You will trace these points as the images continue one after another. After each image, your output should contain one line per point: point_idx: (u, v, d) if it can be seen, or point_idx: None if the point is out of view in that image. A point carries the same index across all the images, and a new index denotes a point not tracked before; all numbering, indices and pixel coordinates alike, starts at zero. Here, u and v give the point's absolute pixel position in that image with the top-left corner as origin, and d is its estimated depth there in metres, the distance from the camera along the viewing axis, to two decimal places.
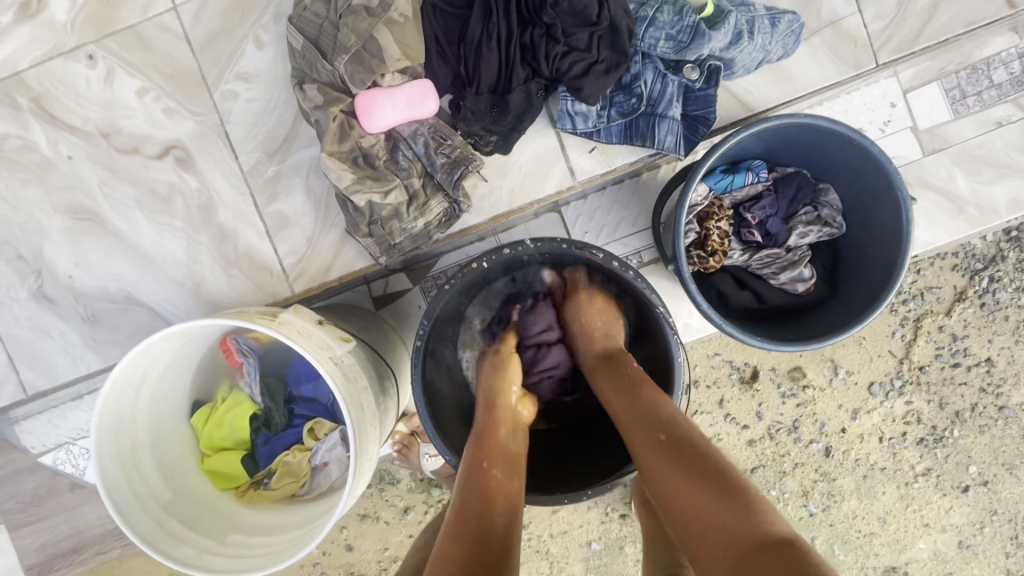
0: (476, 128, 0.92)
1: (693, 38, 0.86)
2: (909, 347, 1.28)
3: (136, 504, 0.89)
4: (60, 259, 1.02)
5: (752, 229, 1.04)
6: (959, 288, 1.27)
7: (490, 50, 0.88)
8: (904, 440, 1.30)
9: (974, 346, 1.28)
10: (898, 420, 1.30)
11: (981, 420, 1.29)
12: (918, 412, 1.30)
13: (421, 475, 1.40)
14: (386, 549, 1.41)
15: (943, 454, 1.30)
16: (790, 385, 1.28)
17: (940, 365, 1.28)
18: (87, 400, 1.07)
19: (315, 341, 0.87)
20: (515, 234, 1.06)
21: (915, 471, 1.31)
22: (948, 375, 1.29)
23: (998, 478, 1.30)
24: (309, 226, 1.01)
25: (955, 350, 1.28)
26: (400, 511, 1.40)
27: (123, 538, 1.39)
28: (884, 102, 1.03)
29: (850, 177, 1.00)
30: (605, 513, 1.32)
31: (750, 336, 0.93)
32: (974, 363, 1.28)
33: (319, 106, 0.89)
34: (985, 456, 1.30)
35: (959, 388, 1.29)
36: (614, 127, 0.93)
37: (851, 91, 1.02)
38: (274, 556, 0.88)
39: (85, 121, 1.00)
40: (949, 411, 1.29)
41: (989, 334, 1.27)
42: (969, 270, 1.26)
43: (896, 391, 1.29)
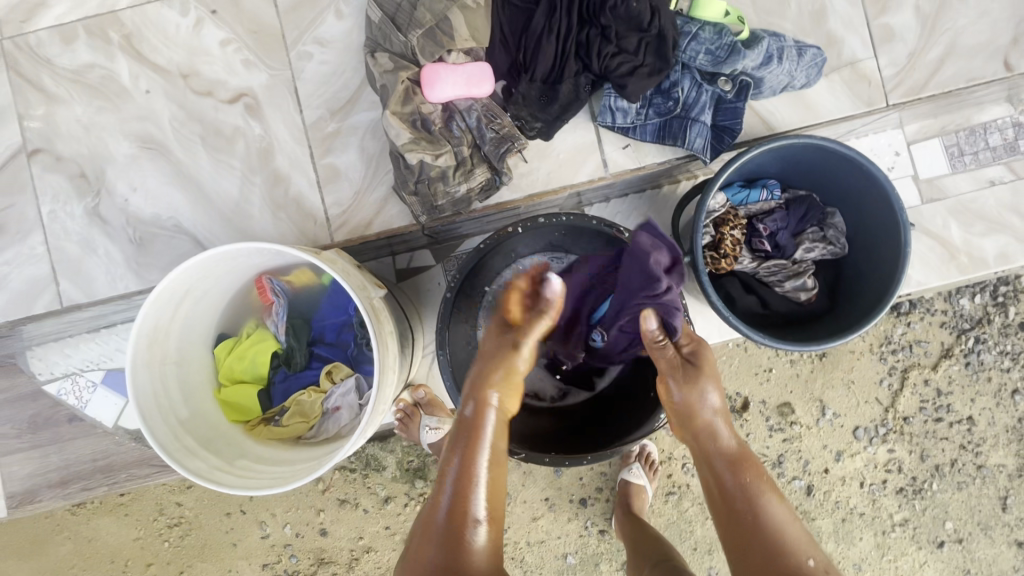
0: (524, 114, 1.02)
1: (730, 54, 0.96)
2: (894, 397, 1.34)
3: (158, 413, 0.92)
4: (119, 182, 1.08)
5: (762, 238, 1.13)
6: (946, 344, 1.34)
7: (549, 42, 0.97)
8: (883, 488, 1.35)
9: (957, 403, 1.35)
10: (879, 467, 1.35)
11: (960, 476, 1.35)
12: (900, 461, 1.35)
13: (408, 466, 1.39)
14: (361, 538, 1.41)
15: (921, 506, 1.35)
16: (778, 419, 1.34)
17: (923, 418, 1.34)
18: None
19: (355, 280, 0.94)
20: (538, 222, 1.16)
21: (893, 520, 1.35)
22: (930, 428, 1.35)
23: (973, 537, 1.35)
24: (358, 181, 1.08)
25: (939, 405, 1.34)
26: (381, 500, 1.40)
27: (112, 477, 1.37)
28: (891, 151, 1.14)
29: (853, 203, 1.10)
30: (585, 526, 1.34)
31: (753, 333, 1.00)
32: (956, 420, 1.35)
33: (388, 71, 0.99)
34: (961, 514, 1.35)
35: (940, 443, 1.35)
36: (649, 126, 1.03)
37: (863, 135, 1.14)
38: (284, 480, 0.91)
39: (167, 61, 1.09)
40: (930, 464, 1.35)
41: (971, 394, 1.35)
42: (957, 328, 1.34)
43: (879, 438, 1.35)
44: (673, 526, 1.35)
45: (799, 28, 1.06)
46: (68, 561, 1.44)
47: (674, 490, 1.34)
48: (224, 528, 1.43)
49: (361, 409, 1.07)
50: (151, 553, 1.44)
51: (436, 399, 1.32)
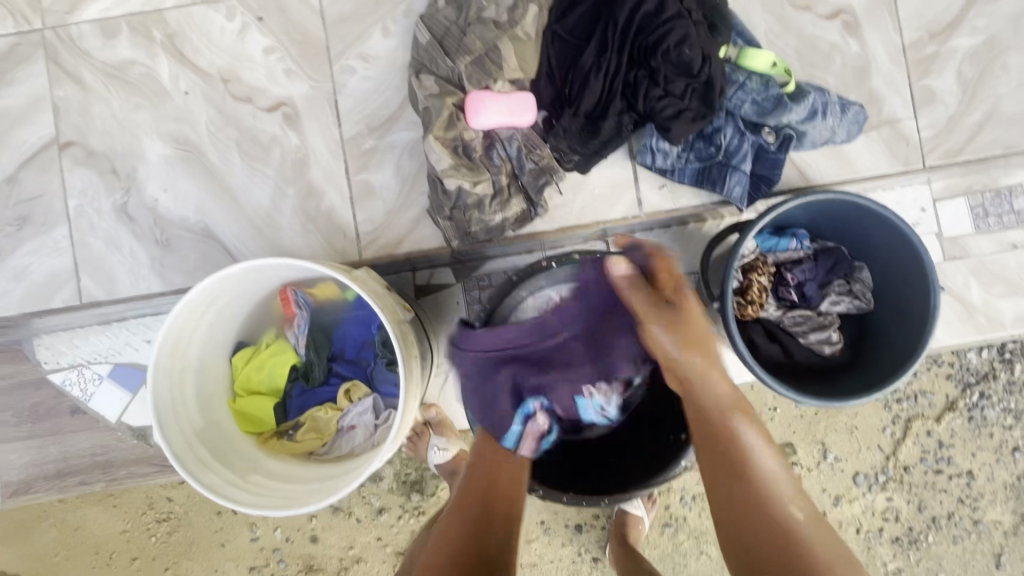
0: (563, 146, 1.01)
1: (776, 107, 0.96)
2: (896, 445, 1.34)
3: (175, 423, 0.91)
4: (150, 182, 1.07)
5: (789, 287, 1.13)
6: (951, 397, 1.34)
7: (596, 79, 0.97)
8: (879, 536, 1.36)
9: (958, 456, 1.34)
10: (877, 515, 1.35)
11: (956, 530, 1.35)
12: (896, 510, 1.35)
13: (405, 478, 1.36)
14: (350, 548, 1.38)
15: (915, 557, 1.35)
16: None
17: (923, 469, 1.34)
18: (113, 327, 1.09)
19: (385, 302, 0.93)
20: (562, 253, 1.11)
21: (886, 568, 1.36)
22: (930, 480, 1.34)
23: None
24: (391, 200, 1.07)
25: (940, 456, 1.34)
26: (375, 510, 1.36)
27: (110, 474, 1.36)
28: (915, 206, 1.10)
29: (881, 259, 1.10)
30: (579, 552, 1.33)
31: (777, 384, 1.00)
32: (956, 473, 1.34)
33: (434, 95, 0.98)
34: (954, 567, 1.35)
35: (939, 495, 1.35)
36: (688, 169, 1.02)
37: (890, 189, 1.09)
38: (297, 501, 0.90)
39: (209, 64, 1.08)
40: (926, 516, 1.35)
41: (972, 448, 1.34)
42: (962, 382, 1.33)
43: (878, 485, 1.34)
44: (666, 560, 1.34)
45: (842, 84, 1.07)
46: (52, 548, 1.41)
47: (670, 523, 1.32)
48: (213, 527, 1.39)
49: (377, 429, 1.06)
50: (136, 548, 1.41)
51: (446, 421, 1.31)
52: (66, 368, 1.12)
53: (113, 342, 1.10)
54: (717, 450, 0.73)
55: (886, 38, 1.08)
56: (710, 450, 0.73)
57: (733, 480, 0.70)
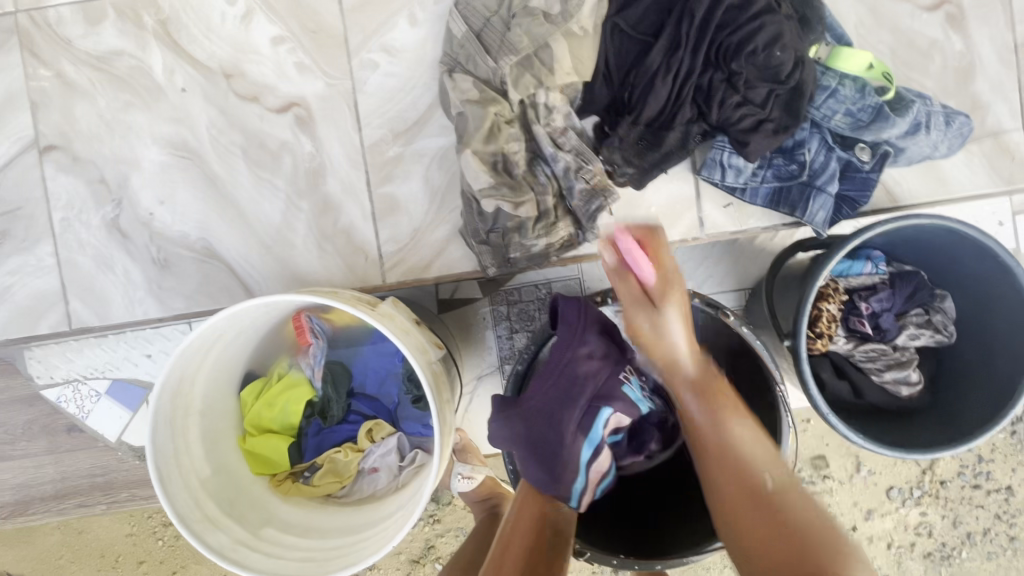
0: (617, 157, 0.88)
1: (874, 119, 0.82)
2: (933, 459, 1.24)
3: (178, 477, 0.81)
4: (144, 193, 0.94)
5: (862, 319, 1.00)
6: None
7: (664, 83, 0.82)
8: (910, 551, 1.27)
9: (997, 471, 1.25)
10: (910, 528, 1.26)
11: (991, 546, 1.26)
12: (930, 525, 1.26)
13: None
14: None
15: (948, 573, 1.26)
16: (811, 471, 1.25)
17: (961, 484, 1.24)
18: (111, 341, 0.97)
19: (414, 341, 0.81)
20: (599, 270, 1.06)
21: None
22: (966, 495, 1.25)
23: None
24: (419, 217, 0.94)
25: (979, 471, 1.24)
26: None
27: (110, 496, 1.21)
28: (993, 218, 0.97)
29: (970, 288, 0.97)
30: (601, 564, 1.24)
31: (852, 433, 0.90)
32: (994, 488, 1.25)
33: (471, 100, 0.84)
34: None
35: (974, 510, 1.25)
36: (763, 188, 0.88)
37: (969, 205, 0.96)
38: (316, 565, 0.80)
39: (209, 57, 0.93)
40: (961, 531, 1.26)
41: (1014, 463, 1.24)
42: None
43: (913, 500, 1.25)
44: None
45: (941, 88, 0.92)
46: (55, 552, 1.25)
47: None
48: None
49: (402, 471, 0.95)
50: (143, 551, 1.25)
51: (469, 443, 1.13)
52: None
53: None
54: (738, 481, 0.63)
55: (995, 35, 0.92)
56: (716, 499, 0.65)
57: (762, 438, 0.68)
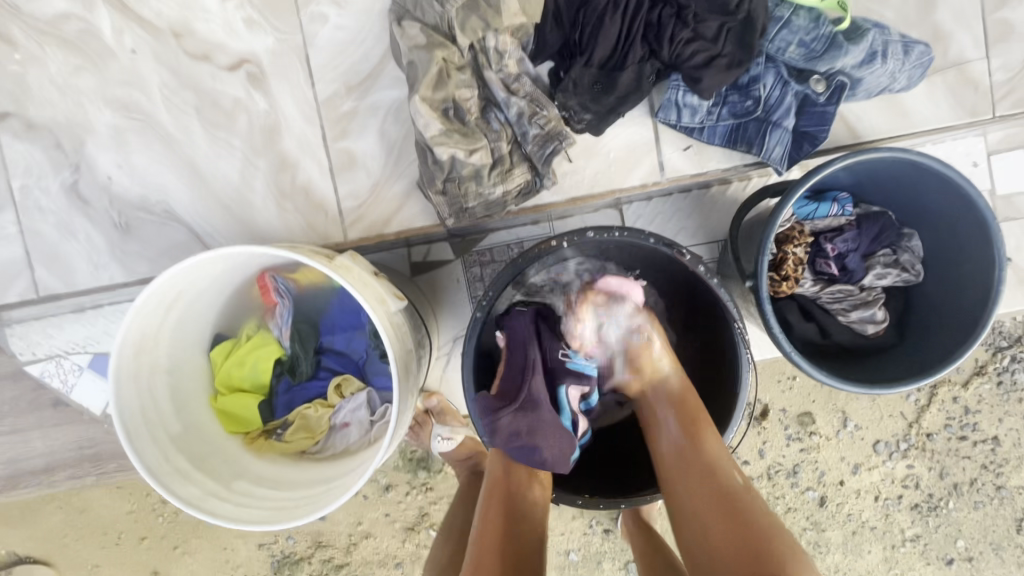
0: (573, 103, 0.87)
1: (828, 49, 0.81)
2: (920, 411, 1.24)
3: (146, 432, 0.82)
4: (102, 157, 0.94)
5: (829, 260, 1.00)
6: (980, 361, 1.23)
7: (613, 20, 0.82)
8: (898, 503, 1.27)
9: (984, 422, 1.25)
10: (898, 482, 1.26)
11: (978, 496, 1.26)
12: (918, 477, 1.26)
13: (410, 455, 1.27)
14: (359, 524, 1.28)
15: (935, 524, 1.27)
16: (796, 429, 1.24)
17: (947, 436, 1.24)
18: (89, 314, 0.99)
19: (371, 291, 0.81)
20: (570, 224, 0.99)
21: (904, 535, 1.28)
22: (953, 446, 1.25)
23: (982, 556, 1.27)
24: (376, 171, 0.94)
25: (965, 423, 1.24)
26: (381, 488, 1.27)
27: (100, 467, 1.22)
28: (967, 159, 0.95)
29: (936, 225, 0.96)
30: (589, 525, 1.25)
31: (815, 370, 0.89)
32: (980, 440, 1.25)
33: (420, 46, 0.83)
34: (974, 533, 1.27)
35: (962, 461, 1.26)
36: (719, 127, 0.88)
37: (946, 140, 0.94)
38: (286, 512, 0.82)
39: (157, 16, 0.92)
40: (948, 482, 1.26)
41: (1000, 413, 1.24)
42: (993, 345, 1.23)
43: (899, 453, 1.25)
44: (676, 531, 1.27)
45: (902, 19, 0.90)
46: (60, 530, 1.28)
47: None
48: None
49: (373, 425, 0.97)
50: (144, 526, 1.28)
51: (450, 407, 1.21)
52: (44, 360, 1.02)
53: (90, 331, 1.00)
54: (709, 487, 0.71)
55: None
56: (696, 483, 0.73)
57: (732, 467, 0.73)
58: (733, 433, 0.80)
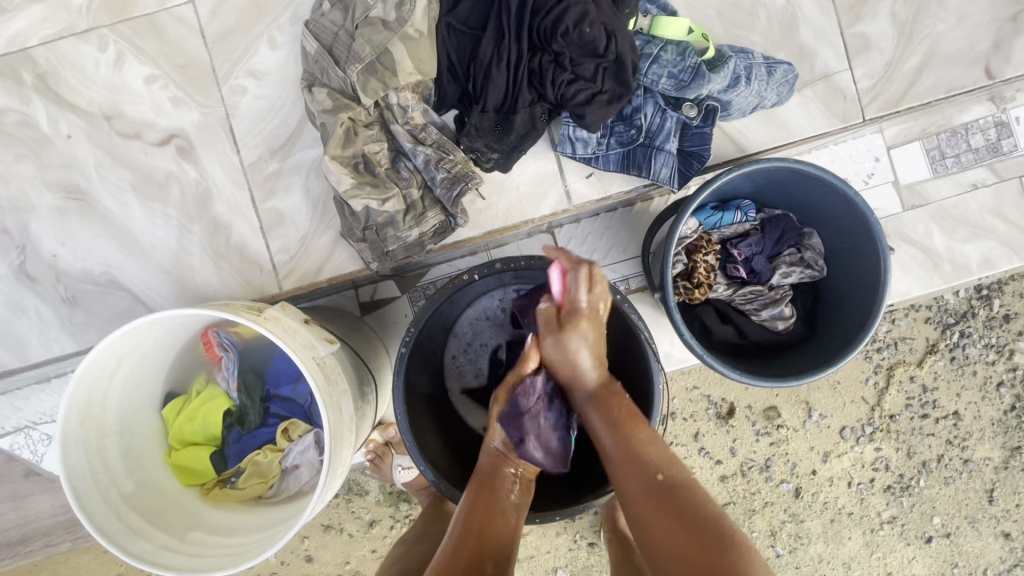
0: (478, 145, 0.94)
1: (694, 78, 0.89)
2: (880, 395, 1.27)
3: (97, 493, 0.86)
4: (45, 238, 1.00)
5: (737, 265, 1.07)
6: (931, 340, 1.27)
7: (498, 71, 0.89)
8: (871, 487, 1.30)
9: (943, 399, 1.28)
10: (867, 466, 1.29)
11: (947, 472, 1.29)
12: (886, 459, 1.29)
13: (391, 488, 1.31)
14: (347, 562, 1.32)
15: (909, 503, 1.30)
16: (764, 423, 1.27)
17: (910, 416, 1.27)
18: (54, 384, 1.05)
19: (300, 339, 0.87)
20: (507, 251, 1.08)
21: (881, 518, 1.30)
22: (916, 425, 1.28)
23: (961, 531, 1.30)
24: (305, 226, 1.01)
25: (925, 401, 1.28)
26: (365, 524, 1.31)
27: (75, 531, 1.26)
28: (870, 155, 1.04)
29: (830, 223, 1.03)
30: (574, 539, 1.28)
31: (728, 368, 0.95)
32: (942, 416, 1.28)
33: (328, 110, 0.91)
34: (949, 508, 1.30)
35: (927, 439, 1.29)
36: (611, 156, 0.96)
37: (837, 143, 1.02)
38: (234, 558, 0.86)
39: (89, 102, 1.00)
40: (917, 461, 1.29)
41: (957, 388, 1.28)
42: (941, 323, 1.27)
43: (866, 437, 1.28)
44: None
45: (769, 42, 0.99)
46: None
47: None
48: None
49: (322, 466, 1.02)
50: None
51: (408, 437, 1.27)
52: (12, 432, 1.08)
53: (56, 401, 1.05)
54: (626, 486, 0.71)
55: None
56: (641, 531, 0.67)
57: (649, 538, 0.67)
58: (652, 439, 0.84)
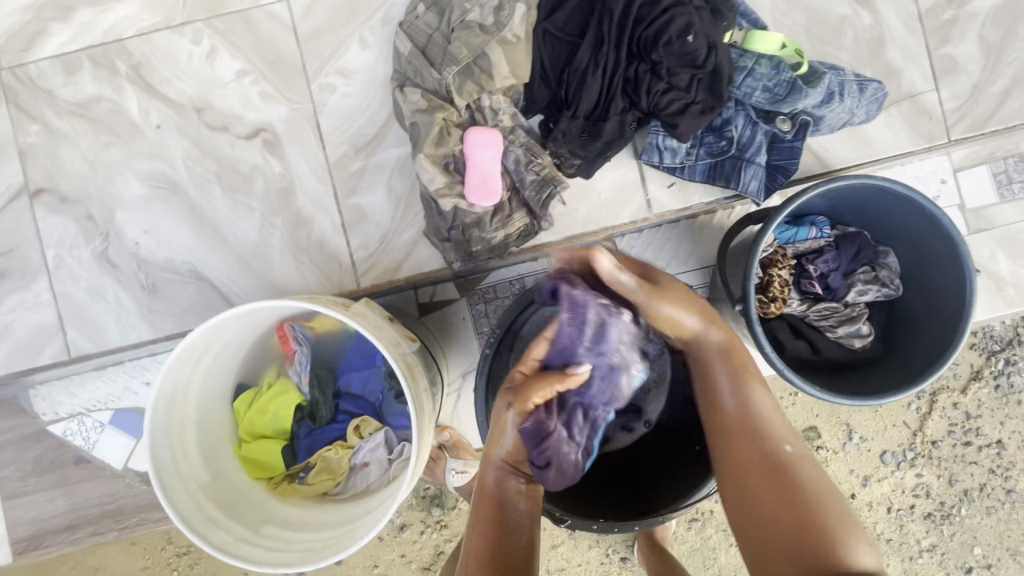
0: (563, 151, 0.94)
1: (789, 92, 0.90)
2: (923, 420, 1.26)
3: (177, 481, 0.86)
4: (128, 224, 1.02)
5: (812, 280, 1.07)
6: (975, 366, 1.25)
7: (594, 77, 0.90)
8: (911, 513, 1.27)
9: (986, 426, 1.26)
10: (907, 492, 1.27)
11: (989, 501, 1.27)
12: (927, 485, 1.27)
13: (423, 492, 1.30)
14: (376, 566, 1.30)
15: (949, 531, 1.27)
16: None
17: (952, 442, 1.25)
18: (109, 371, 1.05)
19: (386, 335, 0.86)
20: None
21: (920, 546, 1.27)
22: (959, 452, 1.26)
23: (1001, 563, 1.27)
24: (385, 224, 1.01)
25: (968, 428, 1.26)
26: (396, 527, 1.29)
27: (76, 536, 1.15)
28: (935, 177, 1.02)
29: (910, 243, 1.03)
30: (606, 553, 1.26)
31: (807, 385, 0.94)
32: (985, 444, 1.26)
33: (422, 110, 0.92)
34: (990, 538, 1.27)
35: (969, 467, 1.27)
36: (699, 166, 0.96)
37: (908, 163, 1.02)
38: (312, 554, 0.85)
39: (179, 94, 1.01)
40: (958, 488, 1.27)
41: (1001, 417, 1.26)
42: (986, 350, 1.25)
43: (907, 462, 1.26)
44: (697, 554, 1.24)
45: (856, 59, 1.00)
46: None
47: (698, 517, 1.23)
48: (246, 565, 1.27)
49: (391, 464, 1.01)
50: None
51: (462, 440, 1.24)
52: (66, 419, 1.08)
53: (110, 387, 1.05)
54: (760, 450, 0.65)
55: (900, 5, 1.00)
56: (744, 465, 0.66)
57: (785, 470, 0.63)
58: None
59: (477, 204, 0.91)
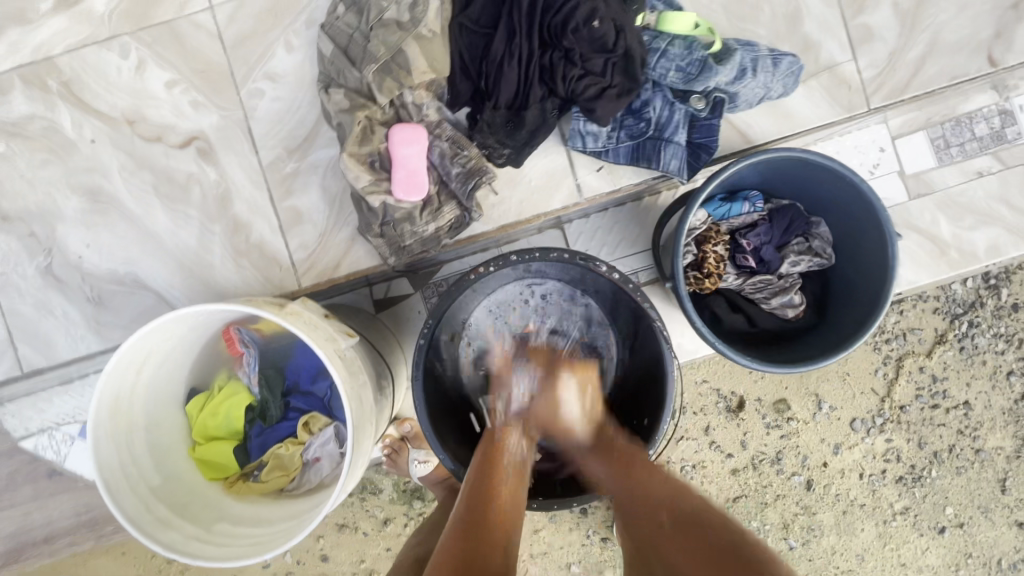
0: (490, 141, 0.96)
1: (701, 71, 0.92)
2: (890, 386, 1.28)
3: (125, 484, 0.88)
4: (71, 239, 1.03)
5: (746, 254, 1.08)
6: (940, 330, 1.27)
7: (510, 67, 0.91)
8: (883, 478, 1.30)
9: (952, 389, 1.28)
10: (878, 457, 1.29)
11: (959, 462, 1.29)
12: (897, 450, 1.30)
13: (404, 485, 1.32)
14: (362, 561, 1.33)
15: (922, 493, 1.30)
16: (774, 416, 1.27)
17: (920, 406, 1.28)
18: (76, 385, 1.06)
19: (321, 333, 0.88)
20: (518, 246, 1.07)
21: (893, 509, 1.30)
22: (927, 416, 1.29)
23: (974, 521, 1.30)
24: (322, 223, 1.03)
25: (935, 391, 1.28)
26: (379, 522, 1.32)
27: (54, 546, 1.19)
28: (874, 146, 1.05)
29: (839, 211, 1.04)
30: (586, 535, 1.28)
31: (741, 356, 0.96)
32: (952, 406, 1.29)
33: (344, 110, 0.94)
34: (961, 498, 1.30)
35: (937, 429, 1.29)
36: (622, 148, 0.98)
37: (842, 134, 1.04)
38: (260, 546, 0.87)
39: (110, 107, 1.03)
40: (928, 451, 1.29)
41: (966, 378, 1.28)
42: (949, 313, 1.27)
43: (876, 428, 1.29)
44: None
45: (772, 34, 1.02)
46: None
47: None
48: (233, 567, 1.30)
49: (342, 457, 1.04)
50: None
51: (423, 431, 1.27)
52: (36, 434, 1.10)
53: (78, 402, 1.07)
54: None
55: None
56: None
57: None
58: (666, 425, 0.85)
59: (404, 199, 0.93)
